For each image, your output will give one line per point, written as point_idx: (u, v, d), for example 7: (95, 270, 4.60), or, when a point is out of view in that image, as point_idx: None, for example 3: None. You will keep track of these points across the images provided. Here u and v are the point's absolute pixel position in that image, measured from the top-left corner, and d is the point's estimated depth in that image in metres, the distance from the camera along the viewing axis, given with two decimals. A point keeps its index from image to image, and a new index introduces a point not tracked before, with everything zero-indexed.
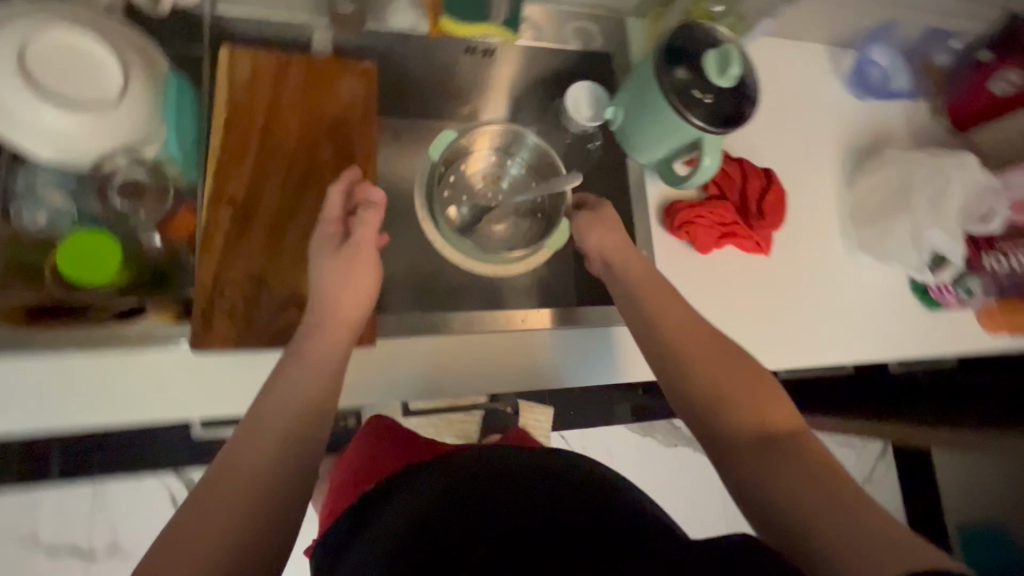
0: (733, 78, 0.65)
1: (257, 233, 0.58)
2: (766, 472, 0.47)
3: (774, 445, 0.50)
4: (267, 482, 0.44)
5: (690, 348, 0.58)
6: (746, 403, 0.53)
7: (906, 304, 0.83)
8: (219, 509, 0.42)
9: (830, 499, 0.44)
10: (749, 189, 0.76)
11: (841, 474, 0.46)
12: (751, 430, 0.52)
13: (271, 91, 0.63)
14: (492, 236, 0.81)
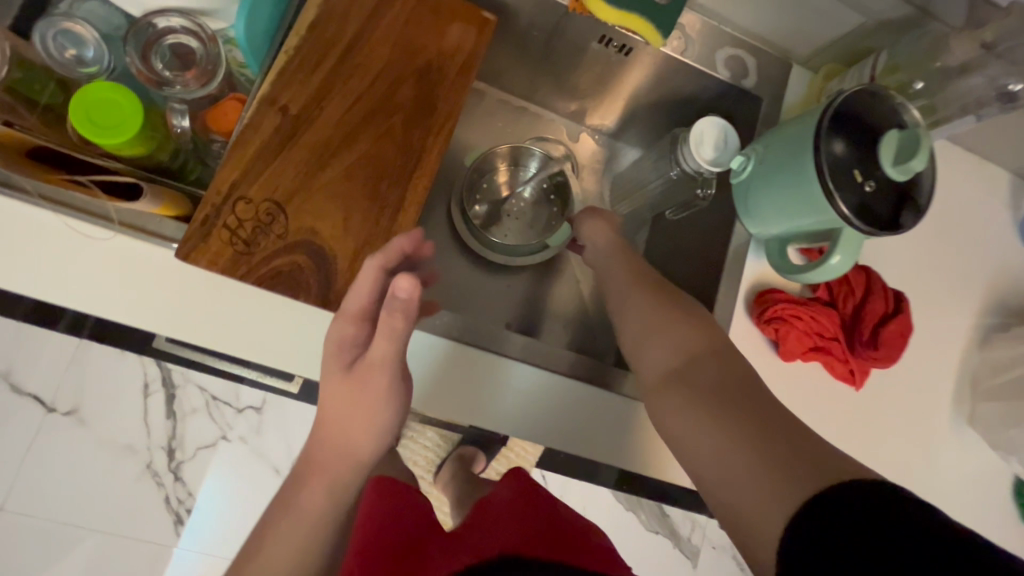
0: (912, 173, 0.51)
1: (298, 153, 0.50)
2: (688, 413, 0.45)
3: (700, 377, 0.47)
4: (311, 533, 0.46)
5: (636, 300, 0.56)
6: (670, 343, 0.51)
7: (1003, 508, 0.68)
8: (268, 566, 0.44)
9: (744, 430, 0.41)
10: (870, 309, 0.61)
11: (756, 397, 0.44)
12: (672, 368, 0.49)
13: (373, 6, 0.54)
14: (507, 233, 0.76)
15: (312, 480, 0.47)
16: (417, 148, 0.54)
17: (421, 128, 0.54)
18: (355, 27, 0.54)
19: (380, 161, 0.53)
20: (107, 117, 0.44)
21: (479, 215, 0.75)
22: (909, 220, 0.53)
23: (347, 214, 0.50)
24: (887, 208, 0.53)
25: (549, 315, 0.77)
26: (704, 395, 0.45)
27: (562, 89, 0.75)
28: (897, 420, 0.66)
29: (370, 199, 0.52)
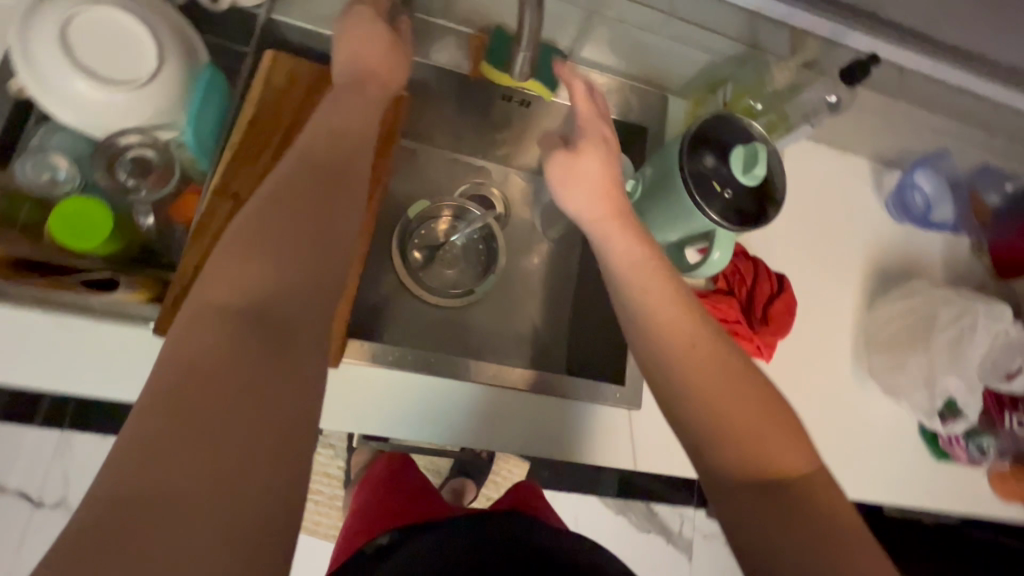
0: (759, 178, 0.63)
1: None
2: (721, 431, 0.45)
3: (728, 391, 0.46)
4: (281, 291, 0.35)
5: (639, 270, 0.53)
6: (695, 334, 0.49)
7: (911, 447, 0.77)
8: (216, 323, 0.32)
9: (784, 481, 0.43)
10: (760, 293, 0.72)
11: (786, 426, 0.45)
12: (696, 365, 0.47)
13: (302, 98, 0.64)
14: (443, 276, 0.86)
15: (262, 236, 0.36)
16: None
17: None
18: (289, 116, 0.63)
19: None
20: (80, 224, 0.52)
21: (419, 259, 0.85)
22: (768, 215, 0.64)
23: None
24: (748, 208, 0.64)
25: (500, 338, 0.85)
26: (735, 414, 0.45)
27: (483, 140, 0.86)
28: (806, 382, 0.76)
29: None
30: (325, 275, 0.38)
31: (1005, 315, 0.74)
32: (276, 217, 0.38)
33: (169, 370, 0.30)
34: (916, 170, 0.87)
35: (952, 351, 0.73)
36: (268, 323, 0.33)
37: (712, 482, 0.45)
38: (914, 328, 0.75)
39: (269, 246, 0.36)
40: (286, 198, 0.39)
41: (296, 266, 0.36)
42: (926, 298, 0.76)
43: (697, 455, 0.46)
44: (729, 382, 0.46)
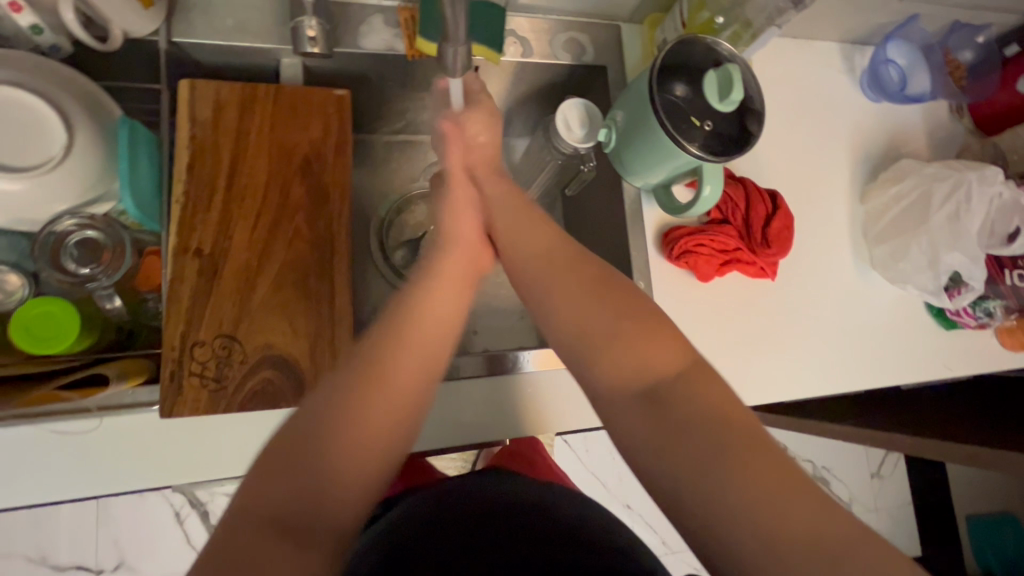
0: (737, 102, 0.59)
1: (226, 285, 0.55)
2: (596, 345, 0.49)
3: (631, 344, 0.48)
4: (330, 476, 0.43)
5: (534, 244, 0.56)
6: (634, 353, 0.47)
7: (921, 326, 0.79)
8: (277, 492, 0.41)
9: (666, 397, 0.45)
10: (754, 215, 0.71)
11: (661, 329, 0.49)
12: (630, 387, 0.46)
13: (237, 127, 0.59)
14: None
15: (351, 420, 0.45)
16: (325, 236, 0.59)
17: (324, 219, 0.59)
18: (229, 150, 0.58)
19: (300, 261, 0.58)
20: (45, 329, 0.49)
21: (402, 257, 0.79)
22: (753, 135, 0.61)
23: (284, 297, 0.56)
24: (732, 134, 0.61)
25: (504, 316, 0.83)
26: (684, 418, 0.43)
27: None
28: (813, 288, 0.76)
29: (303, 298, 0.57)
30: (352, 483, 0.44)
31: (999, 177, 0.72)
32: (336, 420, 0.45)
33: (235, 526, 0.40)
34: (887, 43, 0.83)
35: (951, 228, 0.73)
36: (293, 522, 0.41)
37: (606, 408, 0.47)
38: (910, 212, 0.75)
39: (353, 438, 0.45)
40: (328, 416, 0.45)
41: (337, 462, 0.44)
42: (917, 180, 0.75)
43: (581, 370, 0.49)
44: (614, 299, 0.51)
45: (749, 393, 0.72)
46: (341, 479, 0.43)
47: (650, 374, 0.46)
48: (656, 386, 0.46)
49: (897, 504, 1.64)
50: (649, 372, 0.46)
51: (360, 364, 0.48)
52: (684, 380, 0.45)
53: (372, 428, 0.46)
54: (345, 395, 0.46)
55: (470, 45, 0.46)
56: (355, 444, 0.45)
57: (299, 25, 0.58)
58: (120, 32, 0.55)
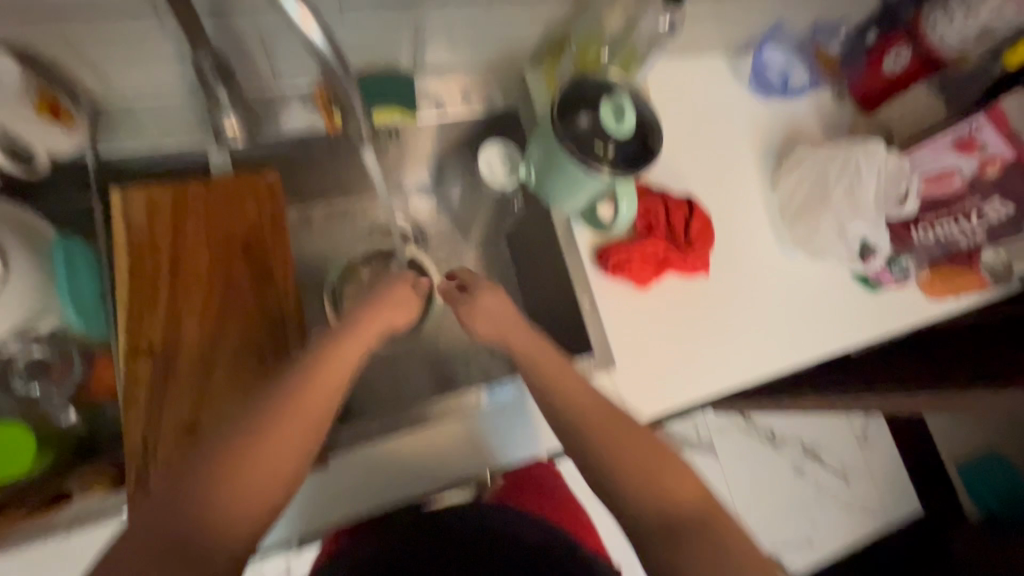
0: (631, 123, 0.66)
1: (182, 375, 0.56)
2: (622, 473, 0.55)
3: (668, 484, 0.55)
4: (201, 532, 0.46)
5: (559, 379, 0.59)
6: (672, 499, 0.54)
7: (851, 293, 0.85)
8: (150, 542, 0.45)
9: (698, 537, 0.53)
10: (674, 219, 0.76)
11: (686, 471, 0.56)
12: (664, 523, 0.53)
13: (173, 223, 0.62)
14: None
15: (242, 481, 0.48)
16: (276, 312, 0.61)
17: (271, 295, 0.61)
18: (168, 246, 0.60)
19: (254, 340, 0.59)
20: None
21: None
22: (654, 150, 0.67)
23: (244, 378, 0.58)
24: (635, 151, 0.67)
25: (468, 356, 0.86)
26: (717, 555, 0.52)
27: None
28: (745, 277, 0.82)
29: (262, 375, 0.58)
30: (220, 542, 0.47)
31: (880, 149, 0.79)
32: (213, 474, 0.48)
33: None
34: (763, 49, 0.93)
35: (850, 201, 0.80)
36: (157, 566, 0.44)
37: (643, 542, 0.54)
38: (814, 192, 0.82)
39: (240, 493, 0.48)
40: (204, 480, 0.48)
41: (203, 518, 0.47)
42: (814, 164, 0.83)
43: (609, 497, 0.56)
44: (641, 440, 0.57)
45: (706, 385, 0.75)
46: (205, 535, 0.47)
47: (678, 511, 0.54)
48: (689, 526, 0.53)
49: (891, 465, 1.69)
50: (677, 509, 0.54)
51: (250, 416, 0.51)
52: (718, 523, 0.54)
53: (243, 486, 0.49)
54: (224, 458, 0.49)
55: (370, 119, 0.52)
56: (226, 505, 0.48)
57: (221, 120, 0.61)
58: (45, 154, 0.57)
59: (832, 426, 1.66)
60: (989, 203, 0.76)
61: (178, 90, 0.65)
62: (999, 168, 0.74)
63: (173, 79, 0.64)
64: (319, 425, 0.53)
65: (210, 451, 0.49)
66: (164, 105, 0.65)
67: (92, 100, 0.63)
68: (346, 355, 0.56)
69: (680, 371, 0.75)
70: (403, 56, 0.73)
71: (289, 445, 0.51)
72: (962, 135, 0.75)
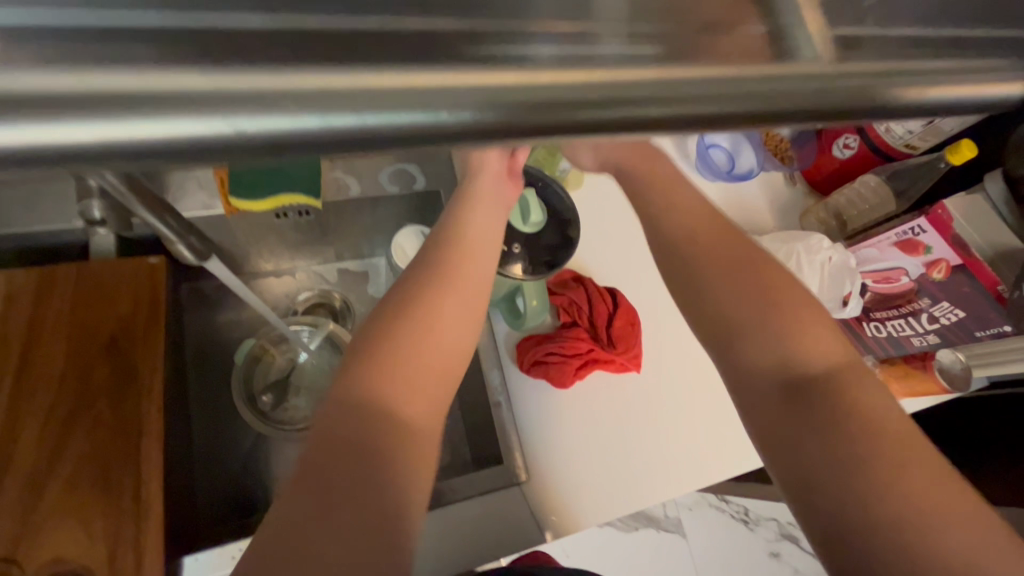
0: (541, 219, 0.62)
1: (6, 494, 0.50)
2: (748, 326, 0.50)
3: (792, 328, 0.48)
4: (392, 409, 0.44)
5: (682, 217, 0.57)
6: (797, 338, 0.48)
7: None
8: (338, 428, 0.41)
9: (815, 389, 0.45)
10: (599, 313, 0.71)
11: (819, 316, 0.50)
12: (775, 375, 0.47)
13: (29, 315, 0.56)
14: (294, 408, 0.80)
15: (411, 353, 0.47)
16: (131, 420, 0.54)
17: (130, 397, 0.55)
18: (18, 339, 0.55)
19: (100, 452, 0.52)
20: None
21: (270, 401, 0.79)
22: (571, 243, 0.63)
23: (79, 500, 0.51)
24: (553, 244, 0.63)
25: None
26: (847, 420, 0.42)
27: (300, 254, 0.82)
28: None
29: (103, 496, 0.51)
30: (408, 416, 0.45)
31: (824, 243, 0.74)
32: (388, 361, 0.46)
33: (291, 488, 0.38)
34: None
35: None
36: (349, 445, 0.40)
37: (746, 390, 0.48)
38: None
39: (415, 372, 0.47)
40: (371, 371, 0.45)
41: (391, 390, 0.45)
42: None
43: (715, 344, 0.51)
44: (763, 277, 0.52)
45: (638, 494, 0.66)
46: (402, 398, 0.45)
47: (798, 359, 0.47)
48: (806, 376, 0.46)
49: None
50: (799, 357, 0.47)
51: (393, 310, 0.49)
52: (856, 364, 0.46)
53: (409, 364, 0.47)
54: (381, 345, 0.47)
55: (200, 238, 0.49)
56: (395, 380, 0.45)
57: (85, 208, 0.55)
58: None
59: None
60: (938, 305, 0.72)
61: None
62: (944, 271, 0.70)
63: None
64: (470, 307, 0.52)
65: (357, 346, 0.47)
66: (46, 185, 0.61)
67: None
68: (477, 219, 0.57)
69: (666, 471, 0.67)
70: None
71: (442, 337, 0.49)
72: (907, 235, 0.72)
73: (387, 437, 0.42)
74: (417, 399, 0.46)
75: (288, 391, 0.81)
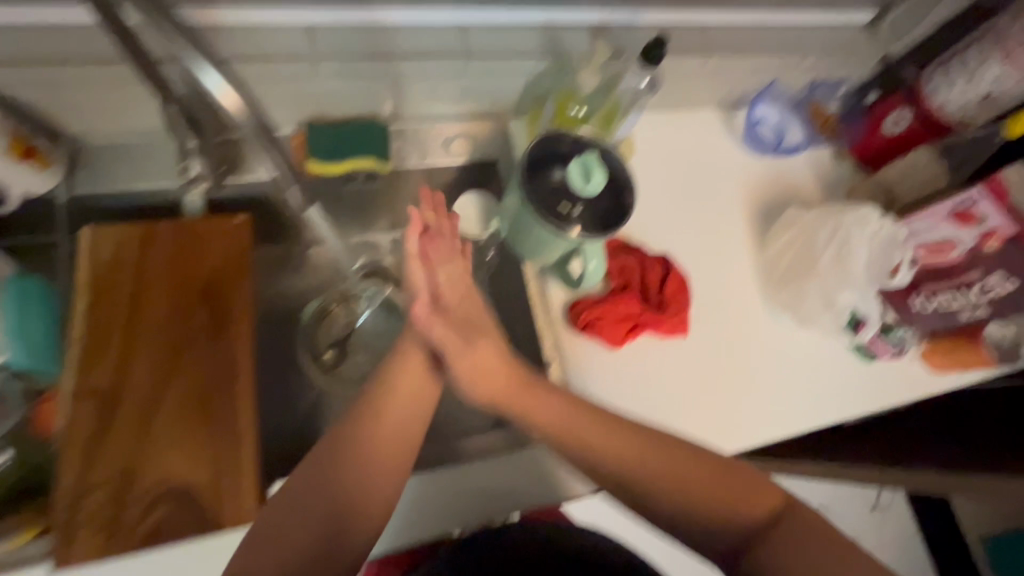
0: (601, 183, 0.65)
1: (125, 423, 0.56)
2: (657, 485, 0.55)
3: (718, 497, 0.55)
4: (325, 532, 0.51)
5: (554, 418, 0.57)
6: (723, 513, 0.55)
7: (845, 364, 0.80)
8: (287, 549, 0.50)
9: (774, 532, 0.54)
10: (650, 277, 0.74)
11: (734, 478, 0.56)
12: (722, 516, 0.54)
13: (136, 264, 0.62)
14: (354, 365, 0.83)
15: (365, 465, 0.53)
16: (227, 359, 0.61)
17: (224, 340, 0.61)
18: (128, 285, 0.61)
19: (202, 386, 0.59)
20: None
21: (332, 358, 0.82)
22: (627, 208, 0.65)
23: (186, 428, 0.57)
24: (607, 207, 0.65)
25: None
26: (805, 545, 0.53)
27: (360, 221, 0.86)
28: (728, 341, 0.78)
29: (205, 424, 0.58)
30: (358, 527, 0.52)
31: (874, 215, 0.75)
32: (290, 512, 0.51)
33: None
34: (757, 105, 0.91)
35: (838, 267, 0.76)
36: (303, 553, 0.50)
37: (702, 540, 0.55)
38: (801, 256, 0.79)
39: (355, 495, 0.52)
40: (312, 494, 0.51)
41: (327, 512, 0.51)
42: (802, 226, 0.80)
43: (636, 500, 0.56)
44: (704, 470, 0.56)
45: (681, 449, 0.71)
46: (345, 516, 0.52)
47: (734, 520, 0.55)
48: (751, 531, 0.54)
49: (906, 535, 1.58)
50: (734, 519, 0.55)
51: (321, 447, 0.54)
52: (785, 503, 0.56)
53: (355, 490, 0.52)
54: (317, 475, 0.52)
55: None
56: (347, 502, 0.52)
57: (185, 168, 0.60)
58: (18, 194, 0.59)
59: (843, 489, 1.56)
60: (991, 277, 0.72)
61: (158, 133, 0.67)
62: (998, 243, 0.70)
63: (150, 123, 0.65)
64: (414, 419, 0.57)
65: (307, 466, 0.53)
66: (144, 148, 0.67)
67: (75, 142, 0.65)
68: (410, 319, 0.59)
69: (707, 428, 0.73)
70: (385, 104, 0.74)
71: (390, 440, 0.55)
72: (962, 207, 0.71)
73: (321, 537, 0.51)
74: (365, 506, 0.53)
75: (348, 348, 0.83)
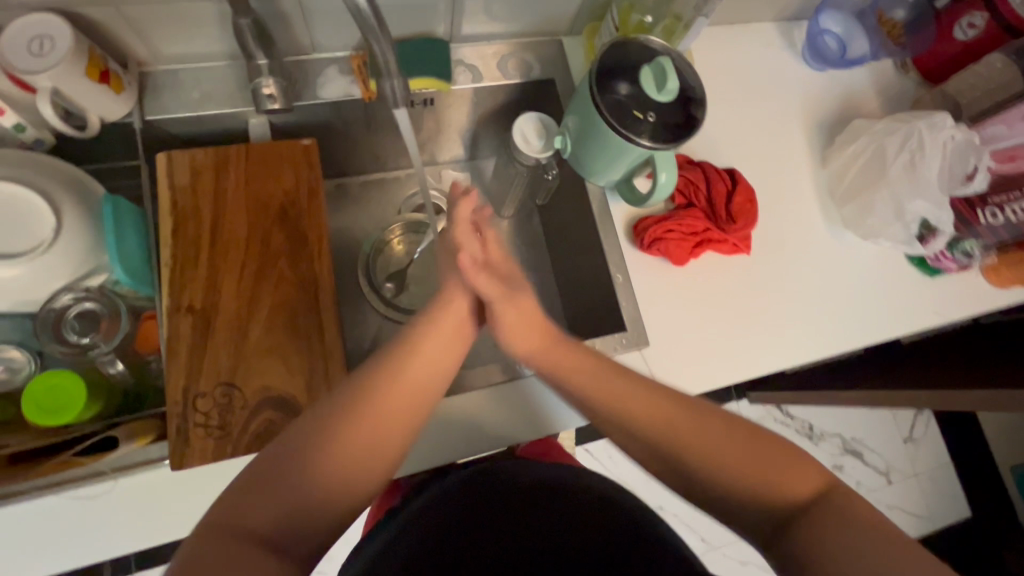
0: (675, 89, 0.63)
1: (218, 338, 0.58)
2: (703, 449, 0.56)
3: (759, 467, 0.54)
4: (335, 474, 0.50)
5: (627, 383, 0.60)
6: (770, 485, 0.53)
7: (907, 278, 0.80)
8: (287, 484, 0.48)
9: (812, 513, 0.51)
10: (716, 193, 0.74)
11: (776, 453, 0.55)
12: (758, 487, 0.53)
13: (213, 187, 0.63)
14: (413, 297, 0.83)
15: (385, 407, 0.54)
16: (307, 279, 0.62)
17: (303, 262, 0.62)
18: (207, 208, 0.62)
19: (290, 303, 0.60)
20: (54, 400, 0.52)
21: (391, 288, 0.82)
22: (698, 120, 0.64)
23: (277, 344, 0.59)
24: (675, 121, 0.64)
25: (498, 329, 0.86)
26: (844, 528, 0.49)
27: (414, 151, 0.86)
28: (791, 256, 0.78)
29: (294, 339, 0.59)
30: (359, 478, 0.51)
31: (948, 122, 0.72)
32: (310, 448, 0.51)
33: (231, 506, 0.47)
34: (819, 15, 0.87)
35: (909, 176, 0.74)
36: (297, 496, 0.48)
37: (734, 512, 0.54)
38: (868, 168, 0.77)
39: (366, 439, 0.52)
40: (328, 433, 0.51)
41: (336, 452, 0.51)
42: (870, 138, 0.77)
43: (673, 459, 0.57)
44: (742, 437, 0.56)
45: (745, 361, 0.72)
46: (360, 462, 0.52)
47: (782, 498, 0.53)
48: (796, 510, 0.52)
49: (939, 466, 1.60)
50: (781, 497, 0.53)
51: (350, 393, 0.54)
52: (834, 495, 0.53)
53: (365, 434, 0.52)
54: (336, 413, 0.52)
55: (404, 77, 0.50)
56: (355, 446, 0.51)
57: (257, 87, 0.62)
58: (97, 118, 0.60)
59: (878, 422, 1.58)
60: None
61: (222, 57, 0.66)
62: None
63: (214, 46, 0.65)
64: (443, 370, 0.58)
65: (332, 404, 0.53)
66: (209, 72, 0.66)
67: (139, 67, 0.65)
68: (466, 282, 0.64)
69: (770, 341, 0.74)
70: (442, 22, 0.72)
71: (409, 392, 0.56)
72: None
73: (320, 477, 0.49)
74: (370, 452, 0.52)
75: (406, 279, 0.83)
